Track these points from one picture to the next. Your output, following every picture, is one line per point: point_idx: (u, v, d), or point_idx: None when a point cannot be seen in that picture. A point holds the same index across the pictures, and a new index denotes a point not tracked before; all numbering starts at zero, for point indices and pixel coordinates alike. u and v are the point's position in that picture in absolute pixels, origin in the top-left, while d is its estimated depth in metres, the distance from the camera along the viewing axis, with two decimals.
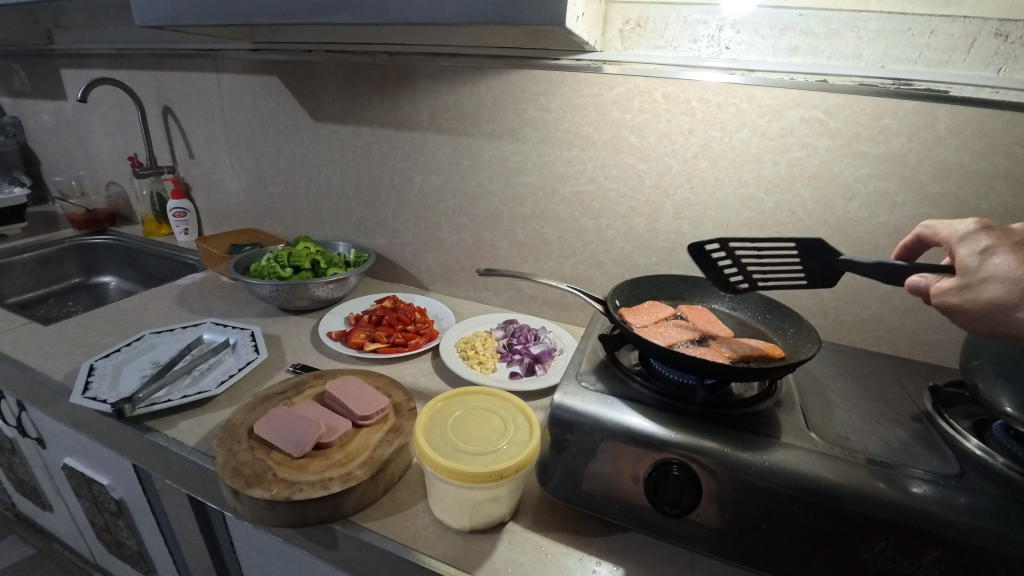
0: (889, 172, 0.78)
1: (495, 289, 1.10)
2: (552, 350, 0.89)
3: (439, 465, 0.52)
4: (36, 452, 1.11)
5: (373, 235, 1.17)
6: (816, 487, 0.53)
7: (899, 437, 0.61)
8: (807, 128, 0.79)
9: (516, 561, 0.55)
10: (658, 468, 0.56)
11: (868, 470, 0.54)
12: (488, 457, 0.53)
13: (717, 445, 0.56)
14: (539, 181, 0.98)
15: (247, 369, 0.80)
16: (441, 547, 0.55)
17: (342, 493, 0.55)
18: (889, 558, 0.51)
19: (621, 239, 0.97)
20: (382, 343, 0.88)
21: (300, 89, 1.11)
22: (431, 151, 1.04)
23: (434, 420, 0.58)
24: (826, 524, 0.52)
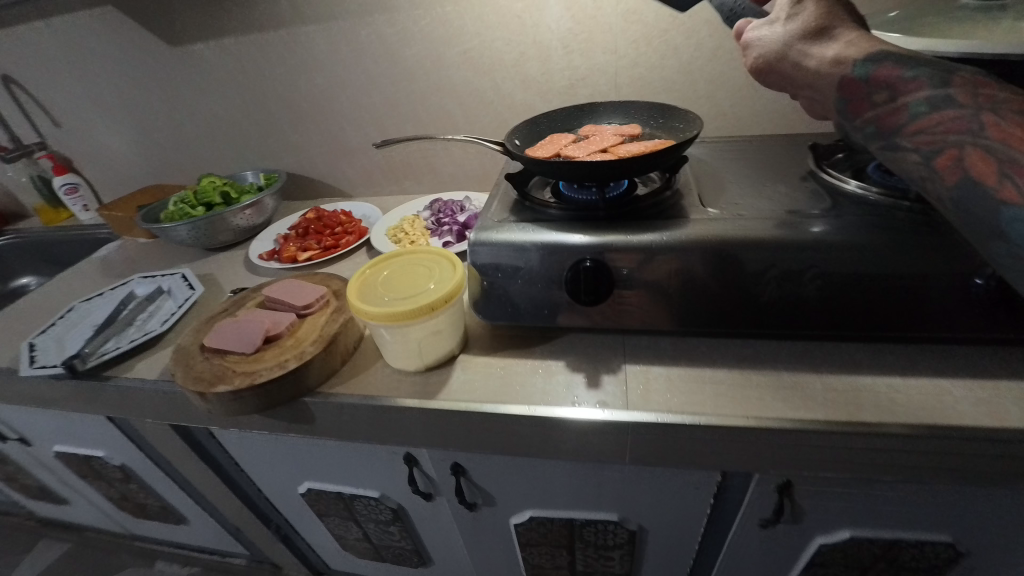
0: None
1: (417, 177, 1.10)
2: (479, 214, 0.91)
3: (376, 313, 0.56)
4: (25, 451, 1.13)
5: (279, 156, 1.13)
6: (709, 246, 0.59)
7: (782, 193, 0.68)
8: None
9: (472, 380, 0.61)
10: (572, 268, 0.61)
11: (752, 221, 0.60)
12: (419, 296, 0.58)
13: (621, 235, 0.61)
14: (424, 50, 0.94)
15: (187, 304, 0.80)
16: (406, 387, 0.61)
17: (301, 368, 0.60)
18: (775, 286, 0.59)
19: (521, 91, 0.96)
20: (314, 250, 0.89)
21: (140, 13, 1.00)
22: (306, 47, 0.97)
23: (362, 284, 0.61)
24: (721, 274, 0.60)
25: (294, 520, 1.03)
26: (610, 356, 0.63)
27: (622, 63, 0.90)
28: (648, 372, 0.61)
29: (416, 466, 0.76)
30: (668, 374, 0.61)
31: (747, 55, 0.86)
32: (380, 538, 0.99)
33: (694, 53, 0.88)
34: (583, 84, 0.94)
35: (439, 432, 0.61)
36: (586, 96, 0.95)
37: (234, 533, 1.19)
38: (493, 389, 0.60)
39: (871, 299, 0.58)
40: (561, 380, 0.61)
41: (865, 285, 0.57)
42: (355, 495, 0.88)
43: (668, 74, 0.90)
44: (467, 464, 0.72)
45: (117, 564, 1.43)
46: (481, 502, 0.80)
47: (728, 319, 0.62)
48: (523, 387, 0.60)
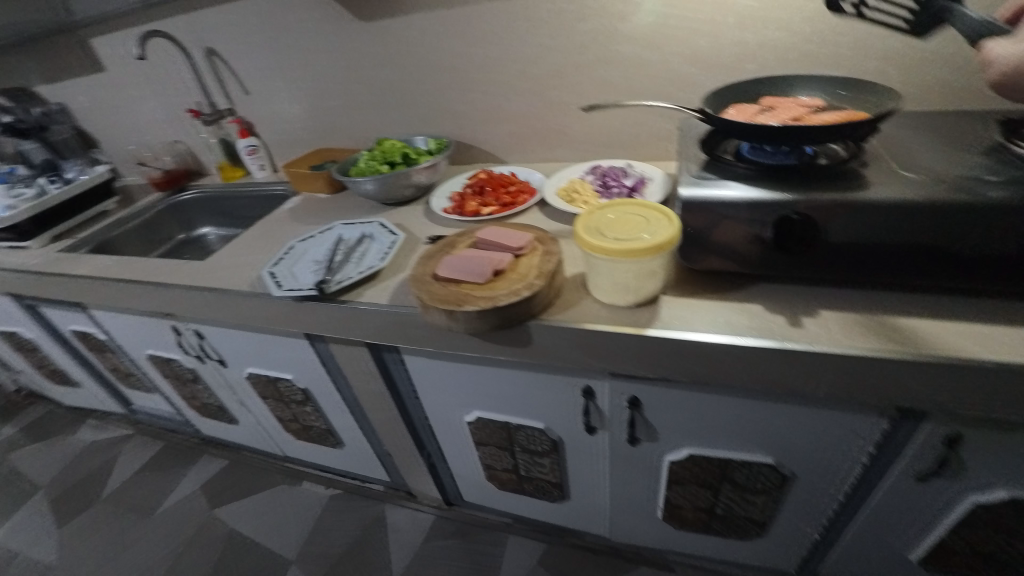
0: None
1: (570, 145, 1.19)
2: (644, 180, 1.01)
3: (611, 249, 0.66)
4: (218, 373, 1.33)
5: (443, 123, 1.25)
6: (914, 207, 0.62)
7: (979, 162, 0.70)
8: None
9: (680, 314, 0.70)
10: (781, 221, 0.67)
11: (960, 186, 0.62)
12: (655, 233, 0.68)
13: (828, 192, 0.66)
14: (598, 26, 1.01)
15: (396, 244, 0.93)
16: (620, 318, 0.71)
17: (531, 295, 0.70)
18: (978, 247, 0.61)
19: (687, 64, 1.02)
20: (494, 206, 1.01)
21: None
22: (486, 22, 1.07)
23: (590, 230, 0.70)
24: (922, 235, 0.63)
25: (448, 448, 1.17)
26: (805, 304, 0.70)
27: (794, 38, 0.94)
28: (846, 318, 0.67)
29: (593, 399, 0.86)
30: (864, 320, 0.67)
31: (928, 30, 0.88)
32: (527, 470, 1.09)
33: (871, 28, 0.90)
34: (750, 58, 0.98)
35: (647, 358, 0.71)
36: (751, 71, 1.00)
37: (383, 459, 1.35)
38: (701, 321, 0.69)
39: None
40: (759, 319, 0.69)
41: None
42: (520, 426, 0.98)
43: (840, 50, 0.93)
44: (644, 397, 0.82)
45: (269, 482, 1.65)
46: (645, 437, 0.89)
47: (919, 274, 0.66)
48: (728, 322, 0.68)
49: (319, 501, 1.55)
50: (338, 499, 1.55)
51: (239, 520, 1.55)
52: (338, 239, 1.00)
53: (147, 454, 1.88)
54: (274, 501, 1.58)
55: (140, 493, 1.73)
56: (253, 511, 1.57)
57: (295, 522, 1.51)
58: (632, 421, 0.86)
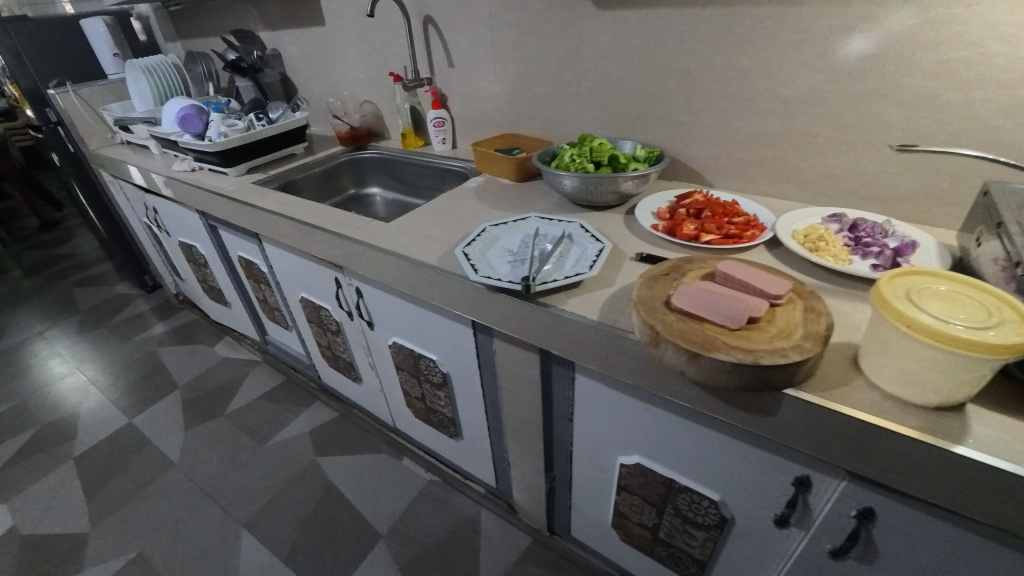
0: None
1: (801, 182, 1.02)
2: (913, 244, 0.83)
3: (949, 337, 0.50)
4: (362, 332, 1.33)
5: (653, 130, 1.13)
6: None
7: None
8: None
9: (999, 437, 0.54)
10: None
11: None
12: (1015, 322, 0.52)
13: None
14: (891, 51, 0.84)
15: (605, 254, 0.83)
16: (911, 419, 0.57)
17: (801, 361, 0.57)
18: None
19: (999, 117, 0.81)
20: (715, 235, 0.88)
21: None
22: (746, 28, 0.93)
23: (920, 312, 0.54)
24: None
25: (580, 480, 1.06)
26: None
27: None
28: None
29: (804, 491, 0.71)
30: None
31: None
32: (668, 535, 0.96)
33: None
34: None
35: (937, 479, 0.55)
36: None
37: (497, 464, 1.28)
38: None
39: None
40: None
41: None
42: (685, 489, 0.85)
43: None
44: (884, 516, 0.64)
45: (372, 446, 1.66)
46: (858, 553, 0.69)
47: None
48: None
49: (418, 482, 1.53)
50: (436, 485, 1.52)
51: (340, 475, 1.58)
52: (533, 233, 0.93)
53: (269, 384, 1.99)
54: (374, 467, 1.59)
55: (258, 420, 1.83)
56: (353, 470, 1.59)
57: (391, 496, 1.50)
58: (854, 536, 0.68)
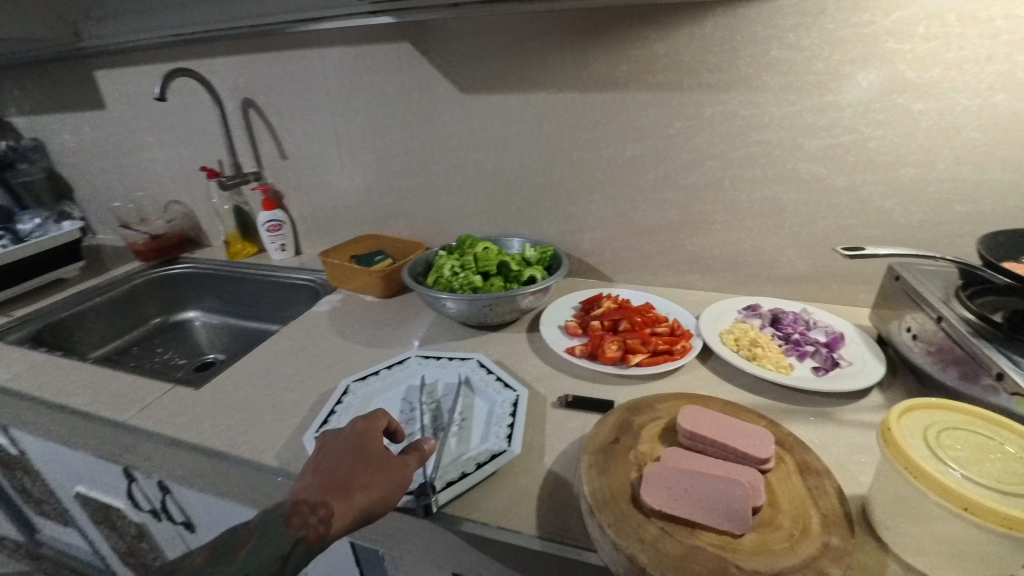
0: None
1: (706, 270, 0.93)
2: (842, 336, 0.74)
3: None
4: (177, 538, 0.90)
5: (541, 225, 0.97)
6: None
7: None
8: None
9: None
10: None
11: None
12: None
13: None
14: (777, 138, 0.79)
15: (522, 413, 0.60)
16: None
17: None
18: None
19: (882, 196, 0.79)
20: (643, 353, 0.71)
21: (438, 57, 0.89)
22: (630, 114, 0.83)
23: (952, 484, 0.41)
24: None
25: None
26: None
27: None
28: None
29: None
30: None
31: None
32: None
33: None
34: (968, 199, 0.76)
35: None
36: (967, 214, 0.77)
37: None
38: None
39: None
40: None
41: None
42: None
43: None
44: None
45: None
46: None
47: None
48: None
49: None
50: None
51: None
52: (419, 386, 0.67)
53: None
54: None
55: None
56: None
57: None
58: None
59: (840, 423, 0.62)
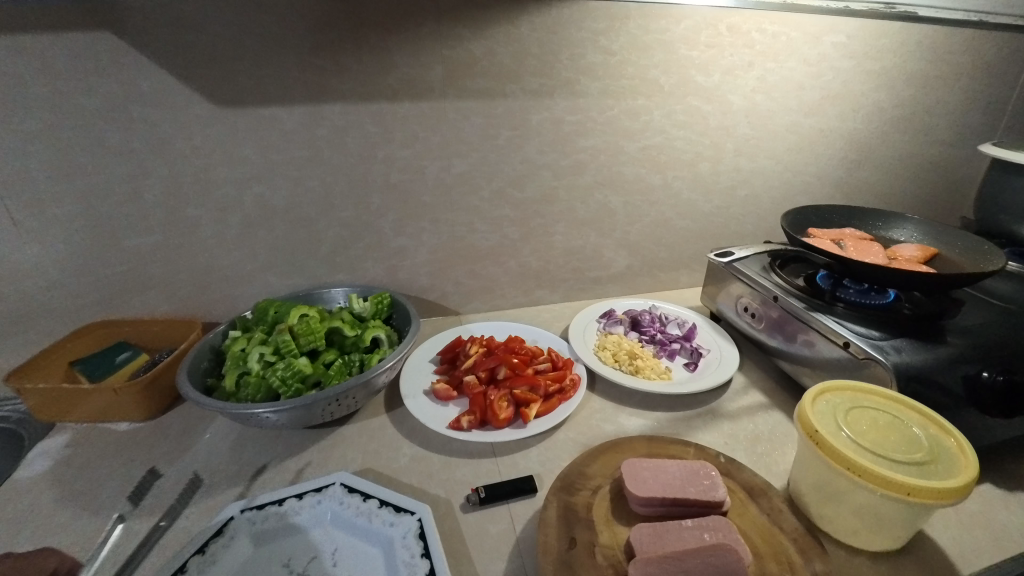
0: (885, 84, 0.85)
1: (551, 283, 0.88)
2: (693, 325, 0.77)
3: (947, 494, 0.42)
4: None
5: (362, 266, 0.77)
6: None
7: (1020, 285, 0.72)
8: (836, 53, 0.80)
9: (957, 538, 0.49)
10: (966, 385, 0.56)
11: None
12: (909, 422, 0.48)
13: (989, 349, 0.58)
14: (601, 142, 0.77)
15: (439, 549, 0.44)
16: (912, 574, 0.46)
17: None
18: None
19: (687, 189, 0.85)
20: (537, 400, 0.62)
21: (164, 49, 0.59)
22: (453, 125, 0.71)
23: (883, 472, 0.43)
24: None
25: None
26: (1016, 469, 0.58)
27: (778, 168, 0.88)
28: None
29: None
30: None
31: (863, 169, 0.93)
32: None
33: (831, 164, 0.90)
34: (743, 184, 0.88)
35: None
36: (744, 197, 0.89)
37: None
38: (992, 543, 0.49)
39: None
40: (1017, 507, 0.53)
41: None
42: None
43: (809, 180, 0.90)
44: None
45: None
46: None
47: None
48: (1010, 530, 0.50)
49: None
50: None
51: None
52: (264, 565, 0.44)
53: None
54: None
55: None
56: None
57: None
58: None
59: (728, 416, 0.64)
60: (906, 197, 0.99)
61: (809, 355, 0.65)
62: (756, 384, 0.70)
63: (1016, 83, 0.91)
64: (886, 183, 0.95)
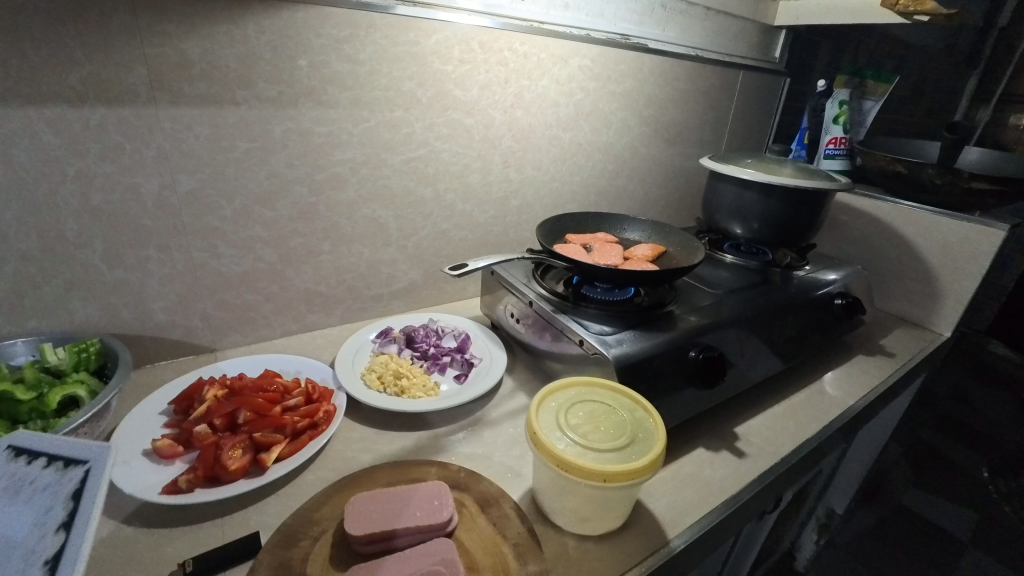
0: (626, 104, 0.97)
1: (325, 306, 0.82)
2: (467, 335, 0.78)
3: (638, 473, 0.44)
4: None
5: (62, 308, 0.63)
6: (742, 325, 0.72)
7: (726, 273, 0.87)
8: (582, 74, 0.88)
9: (672, 500, 0.56)
10: (683, 361, 0.64)
11: (751, 302, 0.76)
12: (621, 410, 0.51)
13: (699, 325, 0.68)
14: (360, 155, 0.74)
15: (91, 513, 0.36)
16: (633, 545, 0.50)
17: None
18: (776, 346, 0.76)
19: (460, 200, 0.86)
20: (282, 441, 0.56)
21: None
22: (170, 135, 0.61)
23: (587, 463, 0.45)
24: (754, 345, 0.73)
25: None
26: (724, 428, 0.68)
27: (545, 178, 0.94)
28: (762, 431, 0.68)
29: None
30: (770, 427, 0.69)
31: (619, 178, 1.04)
32: None
33: (592, 174, 1.00)
34: (515, 195, 0.92)
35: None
36: (517, 206, 0.93)
37: None
38: (698, 499, 0.56)
39: (811, 344, 0.82)
40: (719, 460, 0.62)
41: (808, 339, 0.81)
42: None
43: (575, 189, 0.99)
44: None
45: None
46: None
47: (761, 376, 0.74)
48: (712, 483, 0.59)
49: None
50: None
51: None
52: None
53: None
54: None
55: None
56: None
57: None
58: None
59: (493, 423, 0.65)
60: (656, 204, 1.14)
61: (557, 352, 0.70)
62: (523, 386, 0.73)
63: (728, 106, 1.13)
64: (638, 191, 1.09)
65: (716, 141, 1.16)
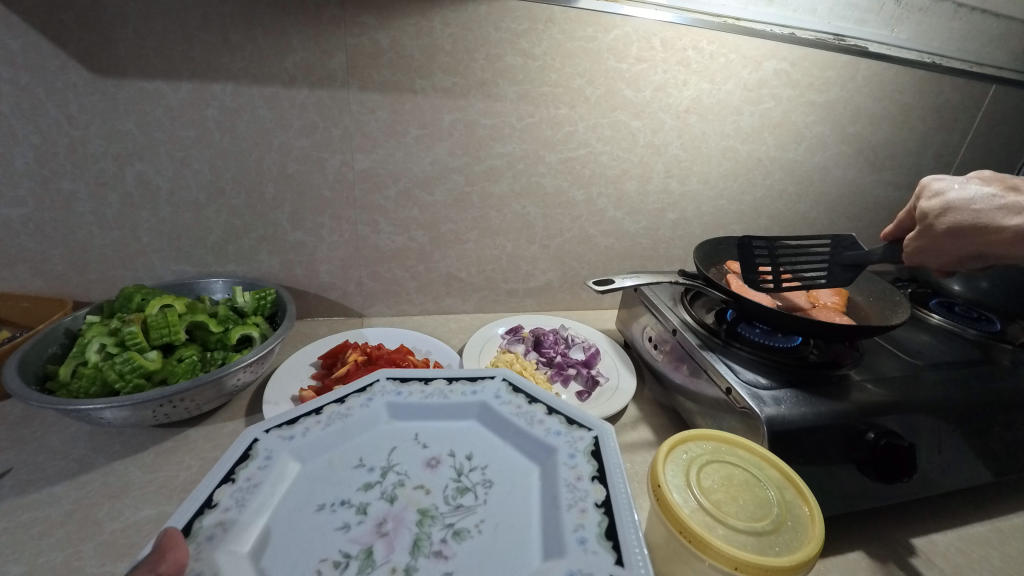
0: (826, 119, 0.82)
1: (463, 293, 0.85)
2: (595, 350, 0.73)
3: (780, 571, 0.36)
4: None
5: (255, 258, 0.74)
6: (950, 411, 0.56)
7: (933, 340, 0.70)
8: (777, 79, 0.76)
9: None
10: (854, 441, 0.52)
11: (968, 385, 0.59)
12: (765, 486, 0.43)
13: (886, 401, 0.55)
14: (520, 150, 0.74)
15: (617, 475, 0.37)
16: None
17: None
18: (995, 446, 0.58)
19: (612, 207, 0.82)
20: None
21: (26, 10, 0.54)
22: (355, 118, 0.67)
23: (716, 543, 0.38)
24: (961, 440, 0.57)
25: None
26: (892, 533, 0.54)
27: (710, 193, 0.85)
28: (949, 552, 0.53)
29: None
30: (962, 551, 0.53)
31: (798, 202, 0.90)
32: None
33: (765, 194, 0.88)
34: (673, 207, 0.85)
35: None
36: (672, 220, 0.86)
37: None
38: None
39: None
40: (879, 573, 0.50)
41: None
42: None
43: (742, 209, 0.88)
44: None
45: None
46: None
47: (963, 478, 0.57)
48: None
49: None
50: None
51: None
52: (400, 436, 0.41)
53: None
54: None
55: None
56: None
57: None
58: None
59: None
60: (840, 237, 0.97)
61: (693, 390, 0.62)
62: (645, 416, 0.67)
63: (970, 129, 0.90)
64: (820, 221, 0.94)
65: (939, 171, 0.94)
